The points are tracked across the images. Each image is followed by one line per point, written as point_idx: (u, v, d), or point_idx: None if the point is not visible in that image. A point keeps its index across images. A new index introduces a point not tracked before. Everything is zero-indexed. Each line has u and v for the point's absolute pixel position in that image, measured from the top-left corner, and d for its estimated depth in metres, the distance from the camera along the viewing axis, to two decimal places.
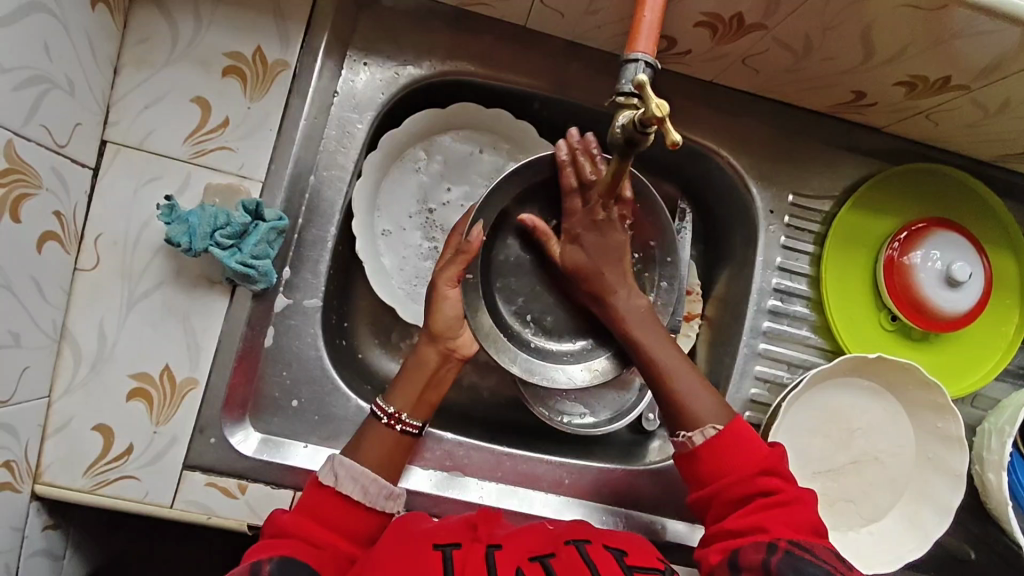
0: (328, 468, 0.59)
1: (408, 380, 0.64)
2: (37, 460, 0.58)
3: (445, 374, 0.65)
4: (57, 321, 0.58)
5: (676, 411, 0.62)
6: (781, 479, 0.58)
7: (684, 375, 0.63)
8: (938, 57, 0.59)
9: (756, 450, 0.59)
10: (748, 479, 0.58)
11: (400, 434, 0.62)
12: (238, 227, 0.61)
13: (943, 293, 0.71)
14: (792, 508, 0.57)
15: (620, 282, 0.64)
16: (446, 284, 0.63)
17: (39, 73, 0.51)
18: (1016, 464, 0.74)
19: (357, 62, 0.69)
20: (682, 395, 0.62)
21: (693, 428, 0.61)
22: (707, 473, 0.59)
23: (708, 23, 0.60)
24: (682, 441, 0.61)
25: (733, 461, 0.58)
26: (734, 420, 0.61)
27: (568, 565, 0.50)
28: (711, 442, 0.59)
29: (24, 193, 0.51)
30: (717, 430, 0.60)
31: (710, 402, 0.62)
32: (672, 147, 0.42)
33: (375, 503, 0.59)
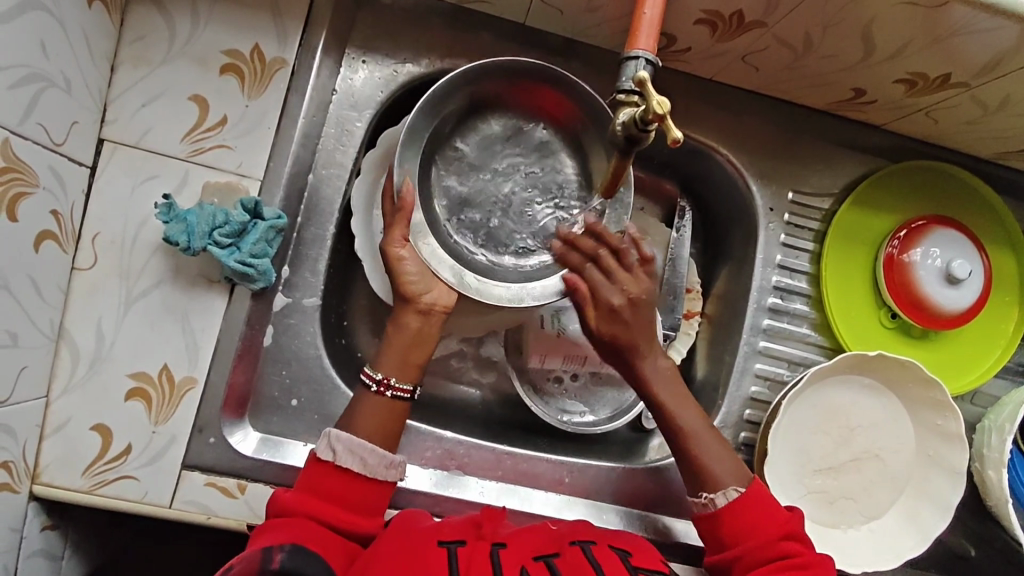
0: (326, 442, 0.57)
1: (392, 343, 0.61)
2: (35, 461, 0.58)
3: (431, 333, 0.62)
4: (54, 321, 0.58)
5: (697, 476, 0.61)
6: (800, 544, 0.59)
7: (701, 433, 0.62)
8: (938, 55, 0.59)
9: (777, 514, 0.59)
10: (770, 541, 0.57)
11: (391, 399, 0.60)
12: (237, 225, 0.60)
13: (943, 290, 0.71)
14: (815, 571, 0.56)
15: (649, 347, 0.63)
16: (396, 244, 0.60)
17: (36, 71, 0.50)
18: (1016, 461, 0.74)
19: (355, 60, 0.69)
20: (701, 456, 0.61)
21: (715, 490, 0.60)
22: (728, 535, 0.59)
23: (708, 20, 0.60)
24: (705, 503, 0.60)
25: (757, 524, 0.58)
26: (752, 481, 0.61)
27: (572, 564, 0.50)
28: (734, 505, 0.59)
29: (21, 192, 0.51)
30: (740, 492, 0.60)
31: (728, 462, 0.61)
32: (674, 144, 0.42)
33: (376, 474, 0.58)
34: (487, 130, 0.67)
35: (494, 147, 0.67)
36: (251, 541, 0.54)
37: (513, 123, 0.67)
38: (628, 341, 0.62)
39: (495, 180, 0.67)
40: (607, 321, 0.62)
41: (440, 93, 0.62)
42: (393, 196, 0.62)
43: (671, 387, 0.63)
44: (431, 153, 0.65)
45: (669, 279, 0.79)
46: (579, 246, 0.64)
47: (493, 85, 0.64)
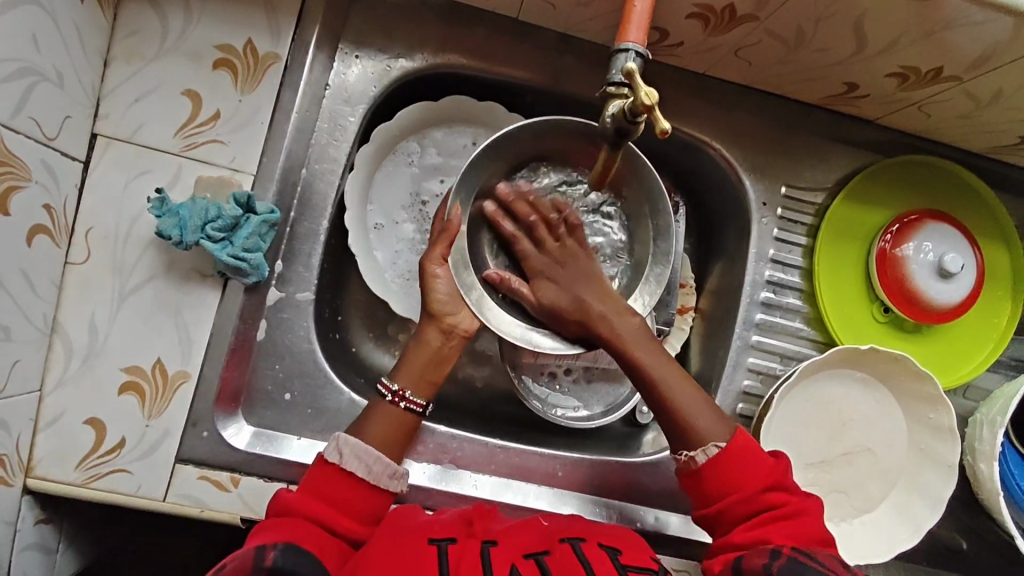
0: (334, 446, 0.59)
1: (411, 359, 0.64)
2: (29, 455, 0.58)
3: (449, 352, 0.66)
4: (48, 315, 0.58)
5: (681, 433, 0.61)
6: (786, 493, 0.59)
7: (681, 388, 0.62)
8: (930, 48, 0.59)
9: (763, 463, 0.59)
10: (756, 493, 0.58)
11: (404, 411, 0.62)
12: (229, 219, 0.60)
13: (935, 284, 0.72)
14: (799, 520, 0.57)
15: (609, 308, 0.63)
16: (434, 263, 0.64)
17: (27, 65, 0.51)
18: (1008, 455, 0.74)
19: (348, 55, 0.68)
20: (685, 413, 0.61)
21: (696, 447, 0.60)
22: (714, 489, 0.59)
23: (700, 14, 0.60)
24: (686, 460, 0.60)
25: (740, 477, 0.58)
26: (735, 432, 0.60)
27: (561, 562, 0.50)
28: (716, 460, 0.59)
29: (13, 185, 0.51)
30: (720, 448, 0.59)
31: (712, 418, 0.61)
32: (662, 135, 0.42)
33: (380, 482, 0.59)
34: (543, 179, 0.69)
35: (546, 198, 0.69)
36: (250, 539, 0.54)
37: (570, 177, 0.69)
38: (573, 306, 0.63)
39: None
40: (548, 291, 0.65)
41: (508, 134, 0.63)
42: (444, 217, 0.65)
43: (644, 344, 0.63)
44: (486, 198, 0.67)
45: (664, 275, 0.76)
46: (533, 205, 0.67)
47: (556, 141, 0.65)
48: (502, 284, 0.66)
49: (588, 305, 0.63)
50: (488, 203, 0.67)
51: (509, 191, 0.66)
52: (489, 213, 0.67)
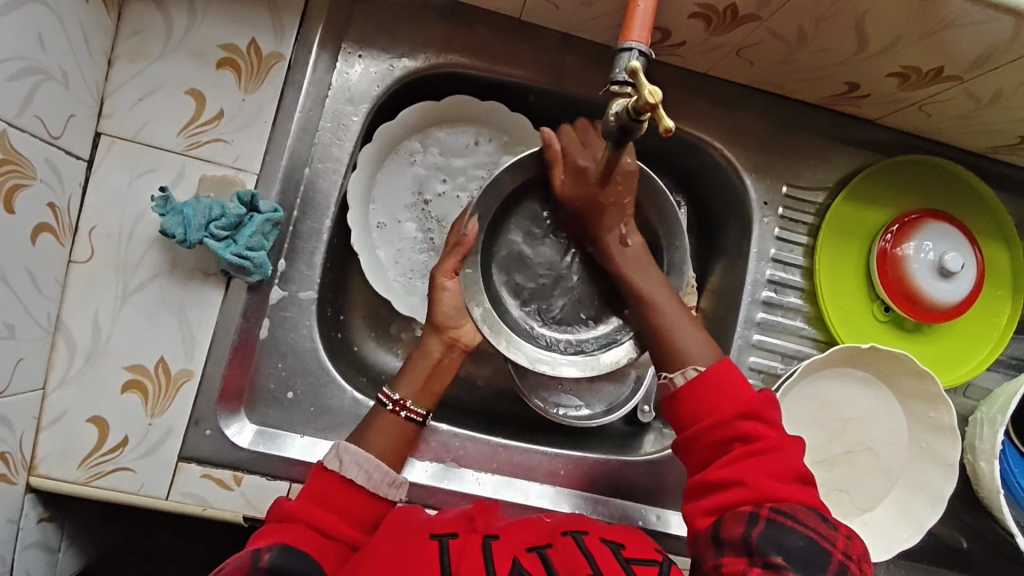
0: (333, 453, 0.59)
1: (413, 369, 0.65)
2: (32, 453, 0.58)
3: (450, 363, 0.66)
4: (51, 313, 0.58)
5: (666, 354, 0.63)
6: (762, 425, 0.57)
7: (673, 308, 0.65)
8: (931, 48, 0.60)
9: (738, 393, 0.59)
10: (729, 422, 0.57)
11: (405, 420, 0.63)
12: (233, 218, 0.60)
13: (935, 283, 0.72)
14: (774, 455, 0.56)
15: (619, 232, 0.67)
16: (444, 275, 0.65)
17: (33, 64, 0.51)
18: (1008, 454, 0.75)
19: (351, 54, 0.68)
20: (673, 336, 0.64)
21: (676, 369, 0.62)
22: (689, 416, 0.60)
23: (701, 14, 0.60)
24: (665, 382, 0.62)
25: (715, 408, 0.59)
26: (722, 361, 0.61)
27: (565, 556, 0.51)
28: (695, 383, 0.60)
29: (18, 184, 0.51)
30: (699, 372, 0.60)
31: (698, 347, 0.63)
32: (666, 133, 0.42)
33: (379, 490, 0.59)
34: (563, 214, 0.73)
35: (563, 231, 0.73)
36: (246, 545, 0.53)
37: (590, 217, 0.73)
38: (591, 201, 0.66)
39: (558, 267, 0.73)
40: (568, 180, 0.66)
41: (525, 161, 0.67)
42: (460, 229, 0.66)
43: (647, 275, 0.66)
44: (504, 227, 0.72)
45: None
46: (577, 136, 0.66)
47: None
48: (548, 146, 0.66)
49: (603, 216, 0.66)
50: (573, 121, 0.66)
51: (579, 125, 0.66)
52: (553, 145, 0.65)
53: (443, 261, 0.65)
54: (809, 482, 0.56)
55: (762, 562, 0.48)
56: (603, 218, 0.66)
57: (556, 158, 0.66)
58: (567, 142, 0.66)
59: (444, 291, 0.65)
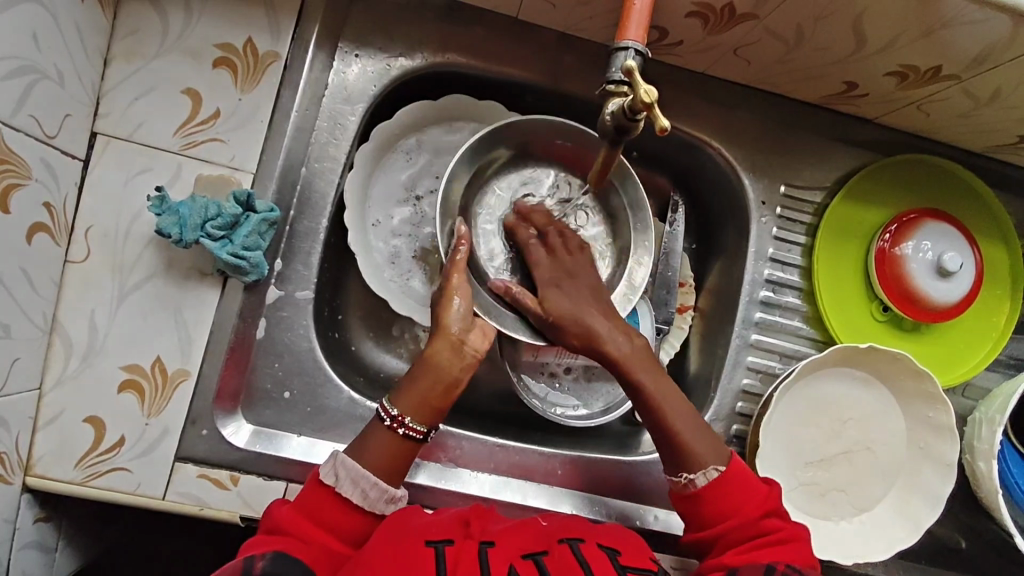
0: (331, 465, 0.58)
1: (417, 383, 0.60)
2: (29, 453, 0.58)
3: (460, 375, 0.61)
4: (48, 313, 0.58)
5: (677, 451, 0.61)
6: (779, 519, 0.59)
7: (684, 417, 0.62)
8: (930, 46, 0.59)
9: (757, 491, 0.60)
10: (755, 519, 0.58)
11: (401, 437, 0.59)
12: (229, 218, 0.60)
13: (934, 283, 0.72)
14: (793, 546, 0.57)
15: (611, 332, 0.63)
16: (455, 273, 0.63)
17: (27, 64, 0.51)
18: (1006, 453, 0.74)
19: (348, 53, 0.68)
20: (683, 436, 0.61)
21: (696, 469, 0.60)
22: (711, 514, 0.59)
23: (699, 13, 0.60)
24: (685, 483, 0.60)
25: (736, 503, 0.59)
26: (732, 459, 0.61)
27: (561, 564, 0.50)
28: (715, 484, 0.59)
29: (13, 183, 0.51)
30: (720, 473, 0.59)
31: (710, 443, 0.61)
32: (661, 133, 0.42)
33: (375, 507, 0.58)
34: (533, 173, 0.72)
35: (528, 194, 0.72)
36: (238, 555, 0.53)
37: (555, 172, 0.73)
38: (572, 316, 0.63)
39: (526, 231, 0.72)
40: (553, 299, 0.64)
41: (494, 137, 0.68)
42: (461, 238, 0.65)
43: (648, 367, 0.63)
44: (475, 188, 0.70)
45: (660, 272, 0.79)
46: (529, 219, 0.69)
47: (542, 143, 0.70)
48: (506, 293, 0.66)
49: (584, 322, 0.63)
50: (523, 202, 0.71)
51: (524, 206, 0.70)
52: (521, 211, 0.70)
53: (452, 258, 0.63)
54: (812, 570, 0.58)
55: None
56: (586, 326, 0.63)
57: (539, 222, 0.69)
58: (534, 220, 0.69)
59: (456, 291, 0.62)
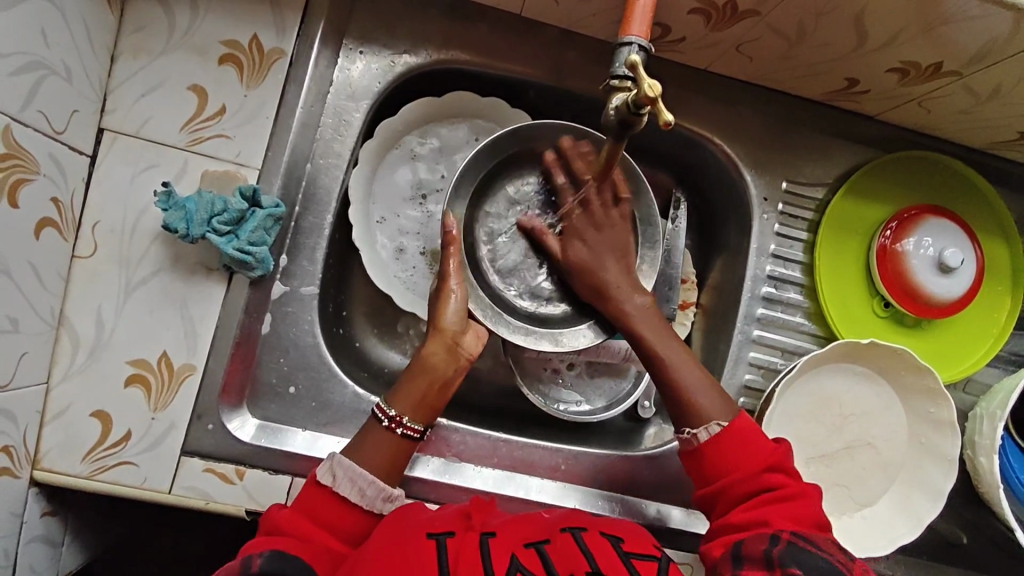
0: (327, 467, 0.58)
1: (413, 383, 0.62)
2: (36, 447, 0.59)
3: (453, 376, 0.63)
4: (55, 308, 0.58)
5: (682, 409, 0.61)
6: (785, 474, 0.58)
7: (679, 353, 0.64)
8: (931, 42, 0.60)
9: (761, 447, 0.59)
10: (756, 474, 0.57)
11: (400, 437, 0.61)
12: (235, 213, 0.61)
13: (935, 278, 0.72)
14: (799, 502, 0.56)
15: (623, 286, 0.65)
16: (451, 277, 0.64)
17: (36, 59, 0.51)
18: (1007, 448, 0.75)
19: (352, 50, 0.69)
20: (687, 389, 0.62)
21: (698, 424, 0.60)
22: (714, 469, 0.59)
23: (702, 10, 0.61)
24: (687, 438, 0.60)
25: (740, 459, 0.58)
26: (739, 415, 0.61)
27: (562, 552, 0.51)
28: (715, 441, 0.59)
29: (22, 178, 0.51)
30: (721, 427, 0.59)
31: (714, 398, 0.61)
32: (665, 126, 0.43)
33: (373, 506, 0.58)
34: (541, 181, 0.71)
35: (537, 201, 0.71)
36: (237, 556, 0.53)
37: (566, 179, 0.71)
38: (596, 265, 0.66)
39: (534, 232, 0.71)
40: (575, 249, 0.67)
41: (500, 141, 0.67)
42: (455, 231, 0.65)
43: (654, 326, 0.65)
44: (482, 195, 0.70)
45: (664, 271, 0.78)
46: (568, 160, 0.67)
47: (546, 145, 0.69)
48: (535, 232, 0.69)
49: (607, 272, 0.66)
50: (552, 151, 0.67)
51: (573, 146, 0.66)
52: (548, 159, 0.68)
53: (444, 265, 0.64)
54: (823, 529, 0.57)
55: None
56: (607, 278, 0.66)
57: (554, 164, 0.67)
58: (562, 154, 0.67)
59: (450, 292, 0.64)
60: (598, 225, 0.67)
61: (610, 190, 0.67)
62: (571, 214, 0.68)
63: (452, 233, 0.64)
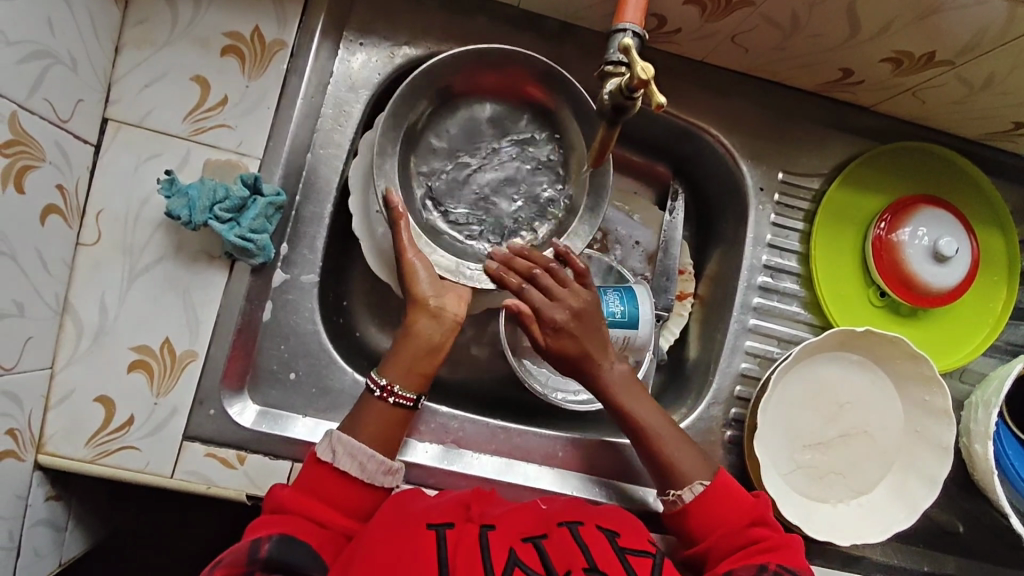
0: (327, 444, 0.58)
1: (401, 352, 0.62)
2: (41, 431, 0.59)
3: (442, 341, 0.63)
4: (60, 294, 0.59)
5: (665, 473, 0.64)
6: (770, 529, 0.60)
7: (670, 436, 0.65)
8: (923, 32, 0.61)
9: (744, 502, 0.61)
10: (739, 529, 0.60)
11: (394, 407, 0.61)
12: (237, 200, 0.62)
13: (930, 267, 0.73)
14: (783, 551, 0.58)
15: (604, 356, 0.65)
16: (409, 250, 0.63)
17: (42, 48, 0.52)
18: (1002, 435, 0.75)
19: (352, 42, 0.70)
20: (670, 454, 0.64)
21: (682, 486, 0.63)
22: (700, 528, 0.61)
23: (697, 0, 0.61)
24: (673, 500, 0.63)
25: (724, 515, 0.61)
26: (718, 475, 0.63)
27: (560, 547, 0.51)
28: (703, 498, 0.61)
29: (27, 165, 0.52)
30: (705, 486, 0.62)
31: (695, 461, 0.64)
32: (657, 109, 0.44)
33: (374, 480, 0.59)
34: (475, 115, 0.71)
35: (473, 133, 0.71)
36: (245, 536, 0.54)
37: (502, 110, 0.71)
38: (578, 355, 0.64)
39: (469, 167, 0.71)
40: (556, 337, 0.63)
41: (407, 92, 0.65)
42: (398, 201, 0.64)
43: (637, 396, 0.65)
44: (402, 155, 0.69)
45: (662, 261, 0.80)
46: (513, 267, 0.65)
47: (464, 77, 0.68)
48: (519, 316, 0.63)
49: (591, 354, 0.64)
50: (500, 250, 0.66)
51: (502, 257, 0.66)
52: (495, 270, 0.65)
53: (397, 240, 0.63)
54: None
55: None
56: (591, 356, 0.64)
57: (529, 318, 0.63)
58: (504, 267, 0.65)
59: (414, 265, 0.63)
60: (554, 299, 0.63)
61: (563, 271, 0.65)
62: (529, 292, 0.64)
63: (399, 208, 0.62)
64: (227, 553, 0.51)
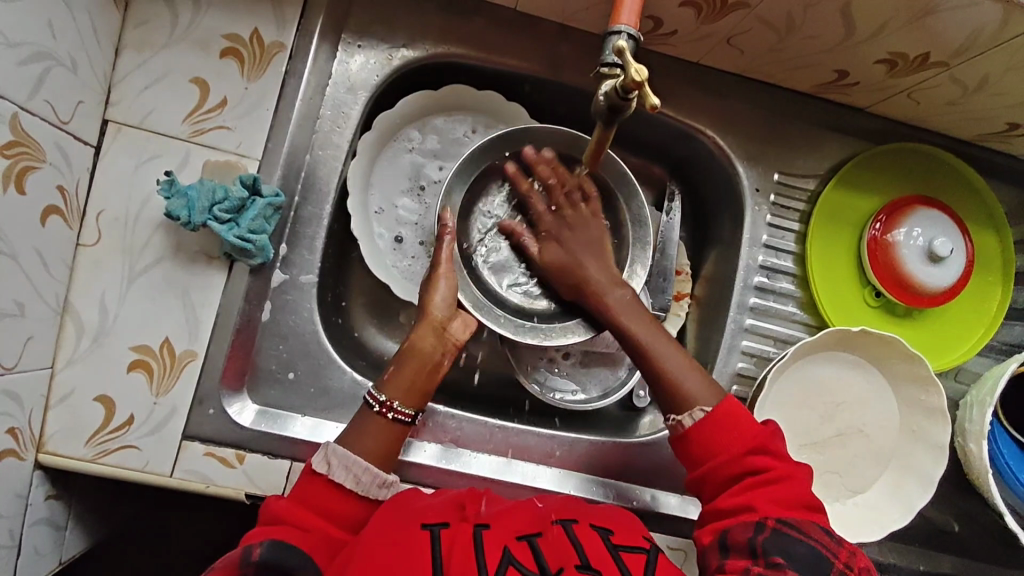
0: (322, 456, 0.59)
1: (403, 369, 0.63)
2: (41, 430, 0.60)
3: (441, 358, 0.65)
4: (60, 294, 0.60)
5: (668, 396, 0.63)
6: (773, 457, 0.58)
7: (672, 355, 0.64)
8: (918, 33, 0.61)
9: (747, 428, 0.59)
10: (740, 458, 0.58)
11: (391, 422, 0.62)
12: (236, 201, 0.62)
13: (925, 268, 0.73)
14: (786, 484, 0.57)
15: (603, 271, 0.68)
16: (443, 262, 0.67)
17: (43, 50, 0.53)
18: (997, 434, 0.76)
19: (351, 44, 0.70)
20: (671, 372, 0.63)
21: (683, 410, 0.61)
22: (700, 454, 0.60)
23: (692, 3, 0.62)
24: (674, 424, 0.61)
25: (725, 442, 0.59)
26: (724, 399, 0.62)
27: (554, 545, 0.52)
28: (704, 423, 0.60)
29: (28, 166, 0.52)
30: (706, 412, 0.60)
31: (699, 383, 0.62)
32: (652, 110, 0.44)
33: (369, 492, 0.59)
34: None
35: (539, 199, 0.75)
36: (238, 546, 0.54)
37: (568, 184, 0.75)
38: (571, 264, 0.69)
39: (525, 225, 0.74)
40: (551, 250, 0.70)
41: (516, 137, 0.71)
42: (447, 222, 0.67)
43: (636, 315, 0.66)
44: (476, 191, 0.73)
45: (658, 262, 0.80)
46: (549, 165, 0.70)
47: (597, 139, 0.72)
48: (512, 234, 0.72)
49: (584, 268, 0.68)
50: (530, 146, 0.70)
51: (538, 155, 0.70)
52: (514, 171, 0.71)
53: (437, 253, 0.67)
54: (813, 509, 0.58)
55: (772, 566, 0.51)
56: (585, 271, 0.68)
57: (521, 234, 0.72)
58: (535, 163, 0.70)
59: (440, 281, 0.66)
60: (556, 211, 0.71)
61: (577, 191, 0.71)
62: (540, 215, 0.71)
63: (450, 225, 0.67)
64: (220, 560, 0.50)
